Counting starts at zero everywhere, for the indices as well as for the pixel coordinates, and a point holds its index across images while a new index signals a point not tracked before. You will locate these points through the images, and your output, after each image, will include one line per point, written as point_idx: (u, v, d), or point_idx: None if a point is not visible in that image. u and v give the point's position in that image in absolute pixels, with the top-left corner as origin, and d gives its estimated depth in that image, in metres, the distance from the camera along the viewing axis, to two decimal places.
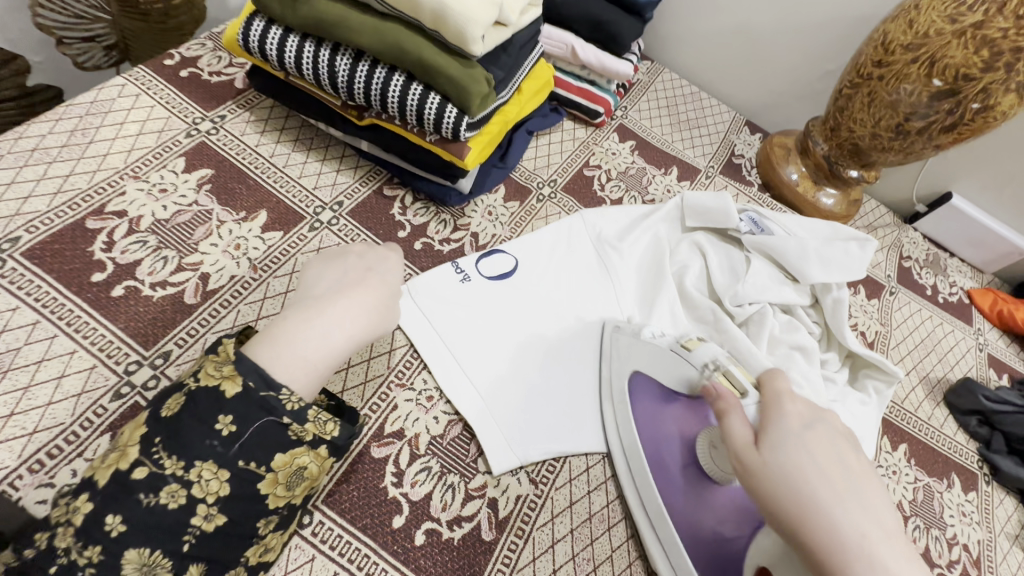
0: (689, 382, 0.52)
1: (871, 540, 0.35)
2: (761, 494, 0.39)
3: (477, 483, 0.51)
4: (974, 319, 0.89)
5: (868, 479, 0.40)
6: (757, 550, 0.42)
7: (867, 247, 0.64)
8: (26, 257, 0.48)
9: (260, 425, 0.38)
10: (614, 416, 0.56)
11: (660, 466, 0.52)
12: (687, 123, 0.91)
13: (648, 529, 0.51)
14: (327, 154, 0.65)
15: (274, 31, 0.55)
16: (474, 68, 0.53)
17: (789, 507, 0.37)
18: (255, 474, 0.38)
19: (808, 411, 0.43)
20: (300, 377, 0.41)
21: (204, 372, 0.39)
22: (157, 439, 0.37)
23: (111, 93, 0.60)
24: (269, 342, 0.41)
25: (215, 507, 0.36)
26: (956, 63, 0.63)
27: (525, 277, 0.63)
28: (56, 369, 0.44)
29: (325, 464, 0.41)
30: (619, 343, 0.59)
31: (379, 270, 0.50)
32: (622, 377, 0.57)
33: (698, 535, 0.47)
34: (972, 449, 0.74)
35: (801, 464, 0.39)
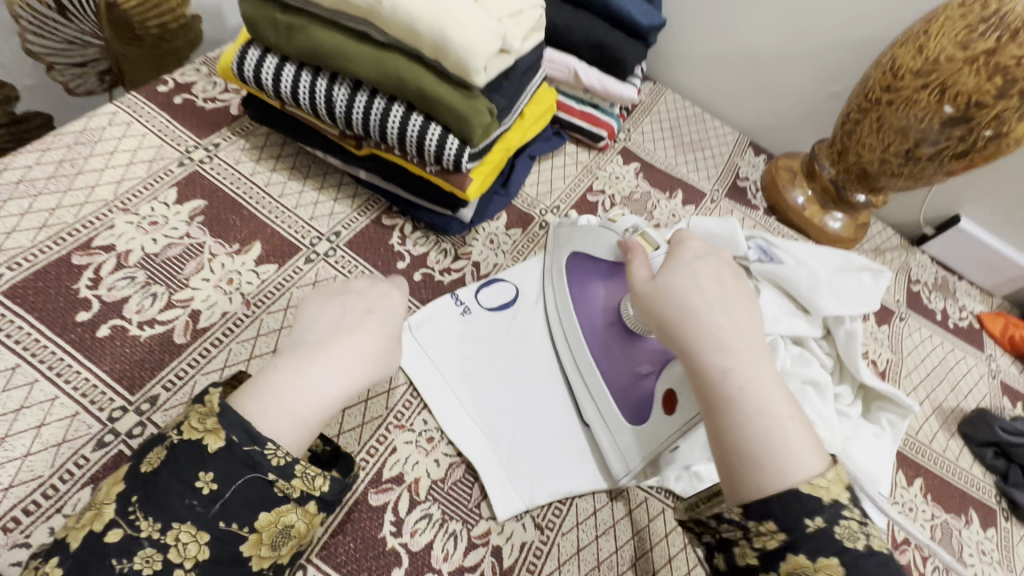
0: (612, 246, 0.55)
1: (731, 334, 0.41)
2: (647, 310, 0.45)
3: (481, 530, 0.49)
4: (985, 344, 0.87)
5: (745, 296, 0.44)
6: (668, 375, 0.49)
7: (881, 278, 0.61)
8: (7, 297, 0.46)
9: (243, 483, 0.36)
10: (552, 292, 0.62)
11: (590, 327, 0.57)
12: (691, 145, 0.90)
13: (580, 380, 0.57)
14: (324, 183, 0.63)
15: (270, 61, 0.54)
16: (477, 99, 0.51)
17: (667, 314, 0.43)
18: (237, 536, 0.35)
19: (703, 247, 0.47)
20: (288, 432, 0.38)
21: (187, 425, 0.37)
22: (134, 497, 0.34)
23: (101, 122, 0.59)
24: (258, 392, 0.39)
25: (192, 574, 0.34)
26: (968, 90, 0.61)
27: (525, 308, 0.62)
28: (35, 417, 0.42)
29: (313, 521, 0.38)
30: (560, 235, 0.62)
31: (381, 310, 0.47)
32: (561, 259, 0.61)
33: (618, 381, 0.54)
34: (989, 482, 0.72)
35: (679, 280, 0.44)
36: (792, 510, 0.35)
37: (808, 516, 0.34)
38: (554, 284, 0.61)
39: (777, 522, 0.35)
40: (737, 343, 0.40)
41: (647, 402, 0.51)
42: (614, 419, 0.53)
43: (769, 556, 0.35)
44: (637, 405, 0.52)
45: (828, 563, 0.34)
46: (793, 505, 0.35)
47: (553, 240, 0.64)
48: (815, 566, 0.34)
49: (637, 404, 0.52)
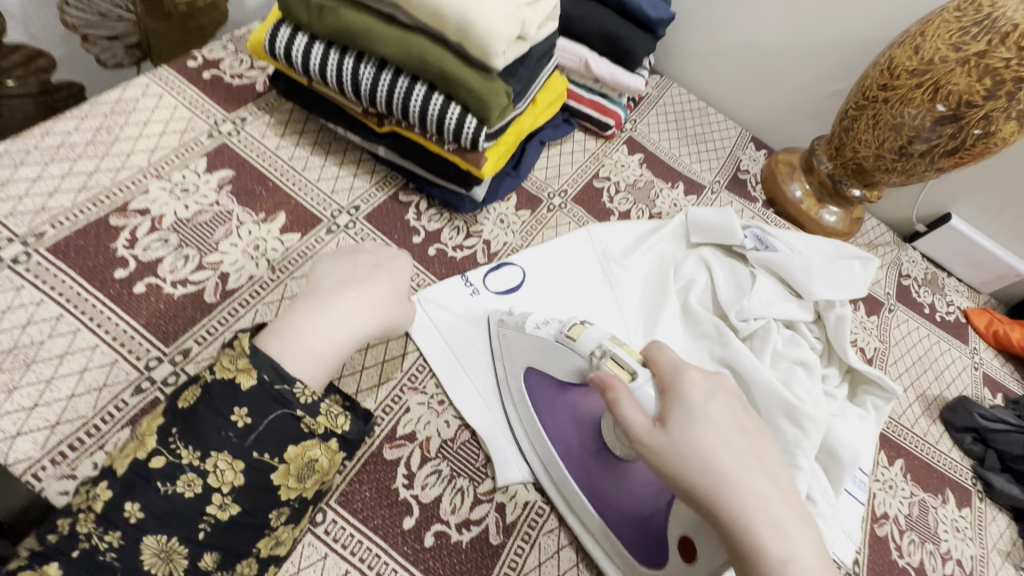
0: (580, 371, 0.49)
1: (776, 505, 0.37)
2: (670, 475, 0.39)
3: (486, 488, 0.52)
4: (970, 338, 0.90)
5: (759, 436, 0.41)
6: (679, 519, 0.44)
7: (869, 266, 0.65)
8: (51, 252, 0.49)
9: (274, 418, 0.39)
10: (516, 412, 0.55)
11: (572, 459, 0.52)
12: (694, 137, 0.93)
13: (572, 515, 0.52)
14: (344, 158, 0.66)
15: (300, 38, 0.57)
16: (495, 81, 0.55)
17: (703, 487, 0.37)
18: (267, 465, 0.39)
19: (704, 379, 0.42)
20: (309, 370, 0.42)
21: (220, 364, 0.40)
22: (174, 429, 0.38)
23: (135, 93, 0.62)
24: (279, 334, 0.42)
25: (229, 497, 0.37)
26: (959, 90, 0.65)
27: (496, 441, 0.54)
28: (78, 362, 0.45)
29: (335, 458, 0.41)
30: (506, 337, 0.56)
31: (388, 267, 0.51)
32: (517, 377, 0.55)
33: (622, 518, 0.49)
34: (966, 465, 0.75)
35: (706, 440, 0.38)
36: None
37: None
38: (515, 403, 0.55)
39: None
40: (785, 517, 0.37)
41: (660, 545, 0.47)
42: (629, 564, 0.49)
43: None
44: (650, 547, 0.47)
45: None
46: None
47: (495, 336, 0.59)
48: None
49: (648, 547, 0.47)
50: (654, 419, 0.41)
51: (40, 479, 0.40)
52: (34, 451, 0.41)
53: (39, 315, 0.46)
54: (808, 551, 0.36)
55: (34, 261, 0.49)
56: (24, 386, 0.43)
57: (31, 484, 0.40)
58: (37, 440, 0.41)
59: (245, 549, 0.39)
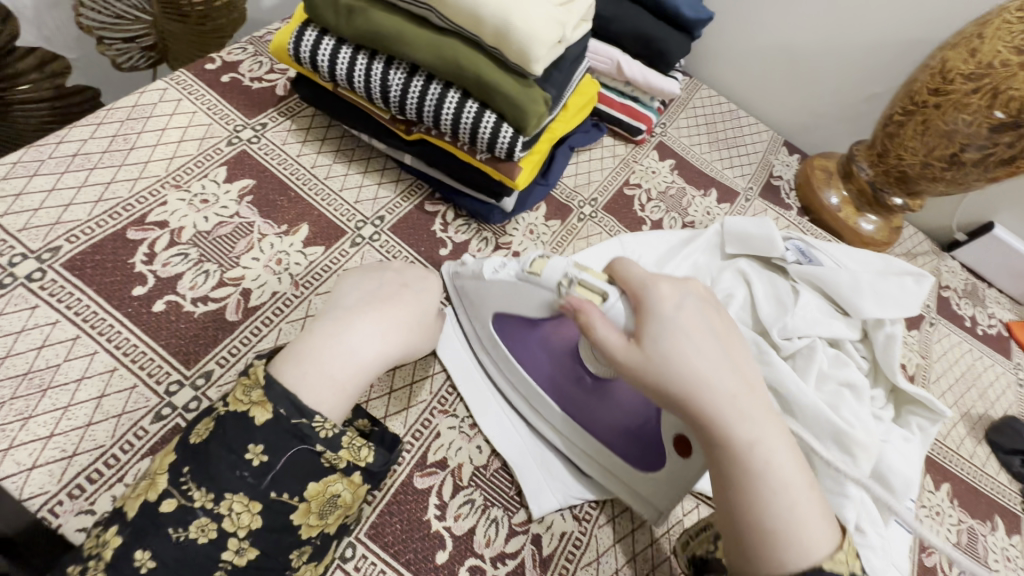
0: (549, 305, 0.47)
1: (741, 397, 0.40)
2: (646, 385, 0.41)
3: (521, 519, 0.49)
4: (1014, 353, 0.87)
5: (729, 336, 0.43)
6: (668, 422, 0.46)
7: (923, 282, 0.62)
8: (66, 269, 0.47)
9: (293, 454, 0.36)
10: (491, 359, 0.56)
11: (555, 388, 0.52)
12: (726, 142, 0.89)
13: (561, 440, 0.53)
14: (369, 166, 0.63)
15: (326, 42, 0.54)
16: (532, 88, 0.52)
17: (676, 391, 0.40)
18: (287, 505, 0.36)
19: (674, 287, 0.44)
20: (328, 400, 0.39)
21: (233, 397, 0.38)
22: (186, 469, 0.35)
23: (152, 98, 0.59)
24: (296, 360, 0.39)
25: (246, 541, 0.35)
26: (1021, 95, 0.61)
27: (477, 386, 0.55)
28: (96, 388, 0.43)
29: (358, 492, 0.38)
30: (467, 287, 0.54)
31: (415, 288, 0.48)
32: (485, 325, 0.54)
33: (614, 431, 0.50)
34: (1014, 489, 0.72)
35: (678, 348, 0.40)
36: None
37: None
38: (490, 351, 0.55)
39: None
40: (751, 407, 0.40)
41: (656, 448, 0.48)
42: (628, 472, 0.50)
43: None
44: (645, 454, 0.49)
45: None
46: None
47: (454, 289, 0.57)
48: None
49: (642, 454, 0.49)
50: (626, 332, 0.43)
51: (56, 515, 0.38)
52: (51, 485, 0.39)
53: (54, 336, 0.44)
54: (774, 438, 0.40)
55: (49, 279, 0.46)
56: (39, 414, 0.41)
57: (47, 521, 0.37)
58: (52, 473, 0.39)
59: None
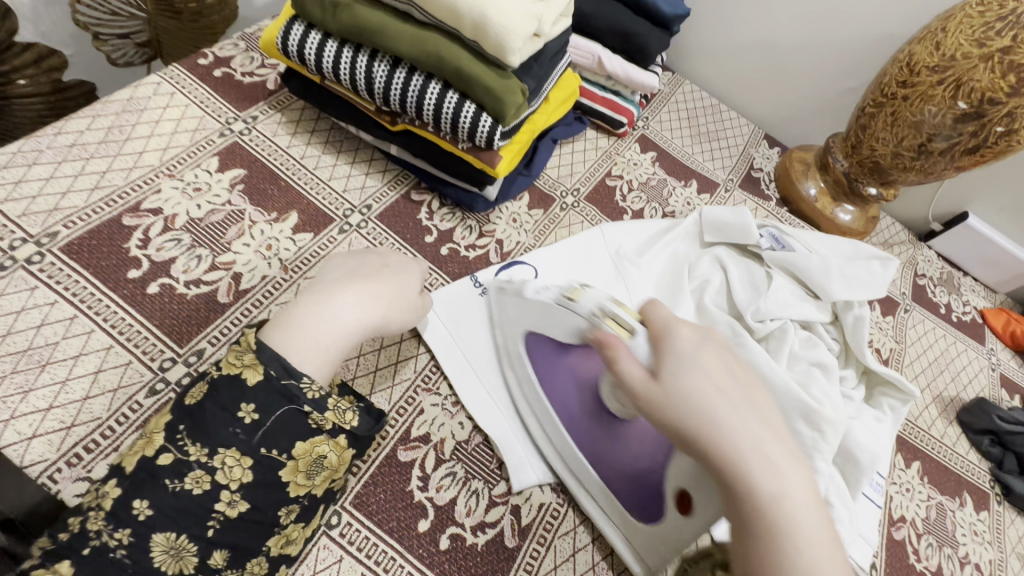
0: (579, 332, 0.47)
1: (771, 448, 0.38)
2: (664, 422, 0.39)
3: (501, 490, 0.52)
4: (987, 338, 0.89)
5: (752, 384, 0.42)
6: (676, 474, 0.45)
7: (889, 266, 0.64)
8: (64, 252, 0.49)
9: (282, 413, 0.38)
10: (517, 378, 0.55)
11: (568, 416, 0.52)
12: (707, 135, 0.92)
13: (569, 474, 0.53)
14: (356, 157, 0.66)
15: (313, 36, 0.56)
16: (510, 79, 0.54)
17: (695, 431, 0.38)
18: (276, 461, 0.38)
19: (695, 332, 0.44)
20: (312, 361, 0.41)
21: (226, 361, 0.40)
22: (182, 426, 0.37)
23: (147, 92, 0.61)
24: (283, 325, 0.42)
25: (237, 494, 0.37)
26: (982, 86, 0.63)
27: (494, 397, 0.56)
28: (93, 363, 0.45)
29: (344, 454, 0.41)
30: (505, 302, 0.55)
31: (397, 267, 0.51)
32: (517, 341, 0.55)
33: (620, 476, 0.49)
34: (983, 468, 0.74)
35: (699, 388, 0.39)
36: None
37: None
38: (516, 370, 0.55)
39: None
40: (780, 460, 0.38)
41: (657, 500, 0.47)
42: (625, 519, 0.50)
43: None
44: (647, 502, 0.48)
45: None
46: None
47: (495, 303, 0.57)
48: None
49: (645, 504, 0.48)
50: (648, 369, 0.42)
51: (56, 481, 0.40)
52: (50, 453, 0.41)
53: (53, 315, 0.46)
54: (803, 495, 0.37)
55: (48, 262, 0.48)
56: (39, 387, 0.43)
57: (47, 487, 0.40)
58: (52, 442, 0.41)
59: (256, 548, 0.38)
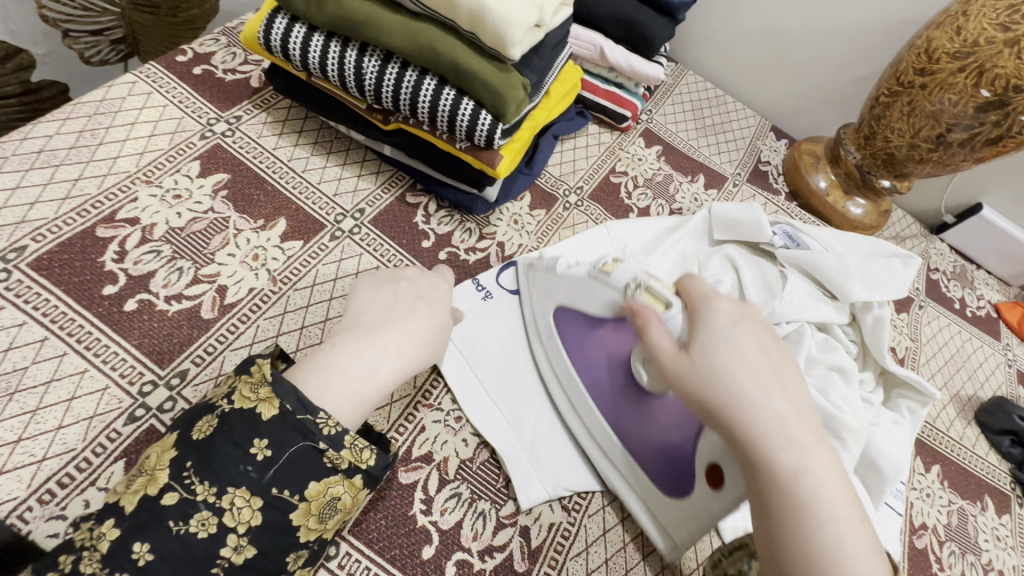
0: (613, 305, 0.48)
1: (794, 424, 0.38)
2: (688, 392, 0.41)
3: (509, 510, 0.49)
4: (1002, 333, 0.87)
5: (784, 363, 0.42)
6: (707, 446, 0.44)
7: (910, 264, 0.62)
8: (32, 268, 0.45)
9: (296, 450, 0.35)
10: (544, 350, 0.55)
11: (596, 389, 0.52)
12: (713, 128, 0.88)
13: (595, 449, 0.52)
14: (347, 158, 0.62)
15: (297, 29, 0.53)
16: (510, 73, 0.51)
17: (718, 403, 0.39)
18: (287, 503, 0.35)
19: (731, 308, 0.44)
20: (349, 411, 0.38)
21: (239, 394, 0.36)
22: (189, 462, 0.34)
23: (121, 92, 0.57)
24: (317, 371, 0.39)
25: (245, 538, 0.33)
26: (1006, 73, 0.60)
27: (518, 370, 0.55)
28: (66, 390, 0.42)
29: (359, 496, 0.37)
30: (536, 279, 0.55)
31: (429, 297, 0.47)
32: (545, 314, 0.54)
33: (648, 451, 0.49)
34: (1004, 469, 0.72)
35: (726, 362, 0.40)
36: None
37: None
38: (543, 341, 0.55)
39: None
40: (800, 435, 0.38)
41: (686, 474, 0.46)
42: (652, 494, 0.49)
43: None
44: (676, 478, 0.47)
45: None
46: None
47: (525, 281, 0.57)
48: None
49: (673, 477, 0.47)
50: (679, 343, 0.43)
51: (26, 521, 0.37)
52: (20, 490, 0.37)
53: (22, 338, 0.43)
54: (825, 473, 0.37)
55: (15, 279, 0.45)
56: (7, 418, 0.39)
57: (16, 527, 0.36)
58: (22, 478, 0.38)
59: None
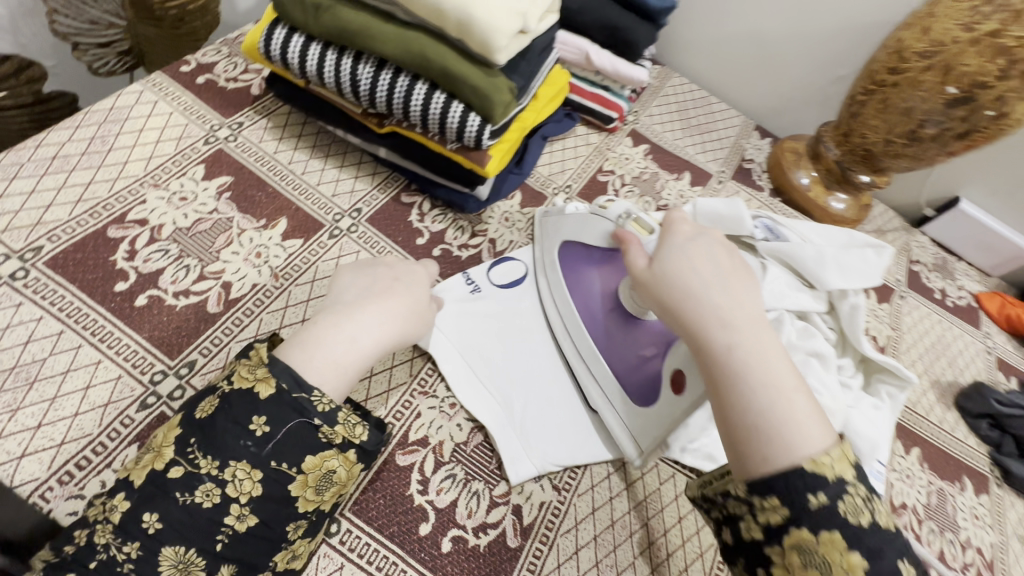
0: (607, 234, 0.55)
1: (736, 314, 0.42)
2: (651, 297, 0.46)
3: (502, 490, 0.51)
4: (982, 322, 0.89)
5: (739, 270, 0.46)
6: (675, 355, 0.49)
7: (884, 254, 0.64)
8: (49, 267, 0.48)
9: (293, 426, 0.38)
10: (546, 281, 0.62)
11: (587, 313, 0.58)
12: (698, 128, 0.91)
13: (581, 367, 0.57)
14: (345, 161, 0.65)
15: (296, 39, 0.56)
16: (497, 77, 0.53)
17: (671, 301, 0.45)
18: (285, 475, 0.37)
19: (693, 228, 0.48)
20: (330, 380, 0.41)
21: (238, 375, 0.39)
22: (193, 440, 0.37)
23: (129, 100, 0.60)
24: (301, 345, 0.41)
25: (248, 507, 0.36)
26: (971, 71, 0.63)
27: (523, 296, 0.62)
28: (82, 379, 0.44)
29: (353, 469, 0.40)
30: (547, 223, 0.63)
31: (407, 279, 0.49)
32: (552, 249, 0.62)
33: (625, 366, 0.54)
34: (983, 452, 0.75)
35: (678, 267, 0.45)
36: (793, 482, 0.36)
37: (811, 492, 0.35)
38: (547, 273, 0.62)
39: (779, 497, 0.36)
40: (740, 322, 0.42)
41: (656, 384, 0.51)
42: (625, 405, 0.53)
43: (772, 533, 0.36)
44: (647, 389, 0.52)
45: (832, 537, 0.35)
46: (796, 480, 0.36)
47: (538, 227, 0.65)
48: (819, 540, 0.35)
49: (645, 388, 0.52)
50: (646, 258, 0.49)
51: (48, 499, 0.39)
52: (41, 471, 0.40)
53: (40, 332, 0.45)
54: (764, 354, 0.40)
55: (32, 277, 0.47)
56: (28, 406, 0.42)
57: (38, 506, 0.39)
58: (42, 460, 0.40)
59: (263, 563, 0.37)
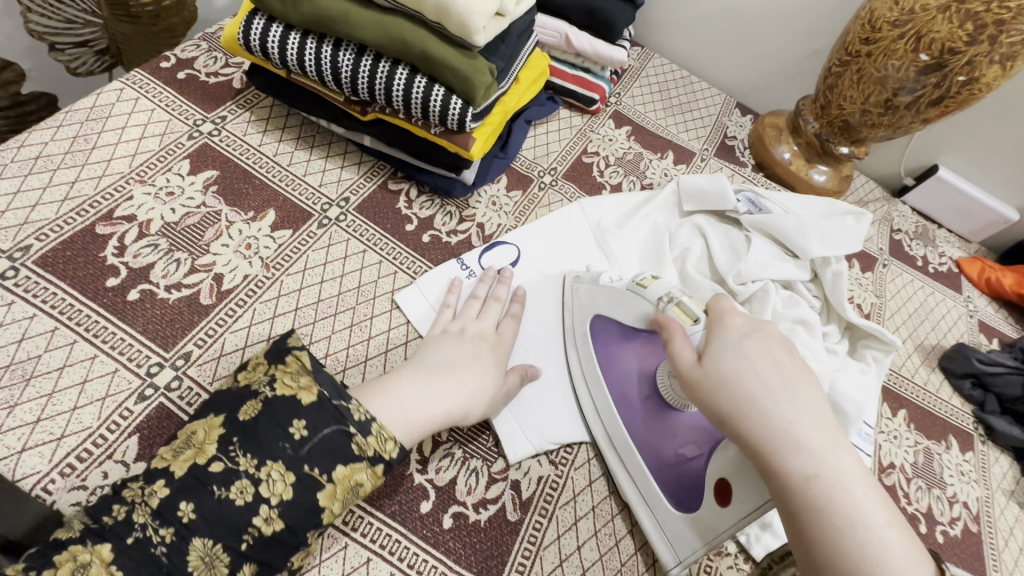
0: (645, 316, 0.52)
1: (807, 429, 0.39)
2: (705, 401, 0.43)
3: (500, 467, 0.52)
4: (963, 287, 0.91)
5: (801, 375, 0.43)
6: (720, 462, 0.46)
7: (863, 220, 0.65)
8: (38, 265, 0.48)
9: (329, 432, 0.39)
10: (577, 356, 0.58)
11: (621, 397, 0.54)
12: (679, 107, 0.92)
13: (616, 461, 0.53)
14: (330, 151, 0.65)
15: (275, 29, 0.56)
16: (477, 59, 0.54)
17: (731, 409, 0.41)
18: (315, 482, 0.38)
19: (747, 323, 0.46)
20: (402, 429, 0.43)
21: (281, 381, 0.40)
22: (235, 439, 0.38)
23: (110, 98, 0.60)
24: (379, 393, 0.44)
25: (276, 510, 0.37)
26: (941, 37, 0.64)
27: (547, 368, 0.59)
28: (79, 374, 0.45)
29: (378, 483, 0.41)
30: (579, 290, 0.59)
31: (487, 357, 0.52)
32: (583, 321, 0.58)
33: (660, 462, 0.51)
34: (966, 411, 0.77)
35: (736, 369, 0.42)
36: None
37: None
38: (578, 348, 0.58)
39: None
40: (814, 440, 0.39)
41: (697, 489, 0.48)
42: (661, 506, 0.49)
43: None
44: (686, 490, 0.49)
45: None
46: None
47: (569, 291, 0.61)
48: None
49: (685, 491, 0.49)
50: (694, 352, 0.46)
51: (50, 492, 0.40)
52: (42, 464, 0.40)
53: (33, 329, 0.46)
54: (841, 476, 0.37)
55: (22, 276, 0.48)
56: (25, 401, 0.42)
57: (42, 498, 0.39)
58: (43, 454, 0.41)
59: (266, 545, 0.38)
